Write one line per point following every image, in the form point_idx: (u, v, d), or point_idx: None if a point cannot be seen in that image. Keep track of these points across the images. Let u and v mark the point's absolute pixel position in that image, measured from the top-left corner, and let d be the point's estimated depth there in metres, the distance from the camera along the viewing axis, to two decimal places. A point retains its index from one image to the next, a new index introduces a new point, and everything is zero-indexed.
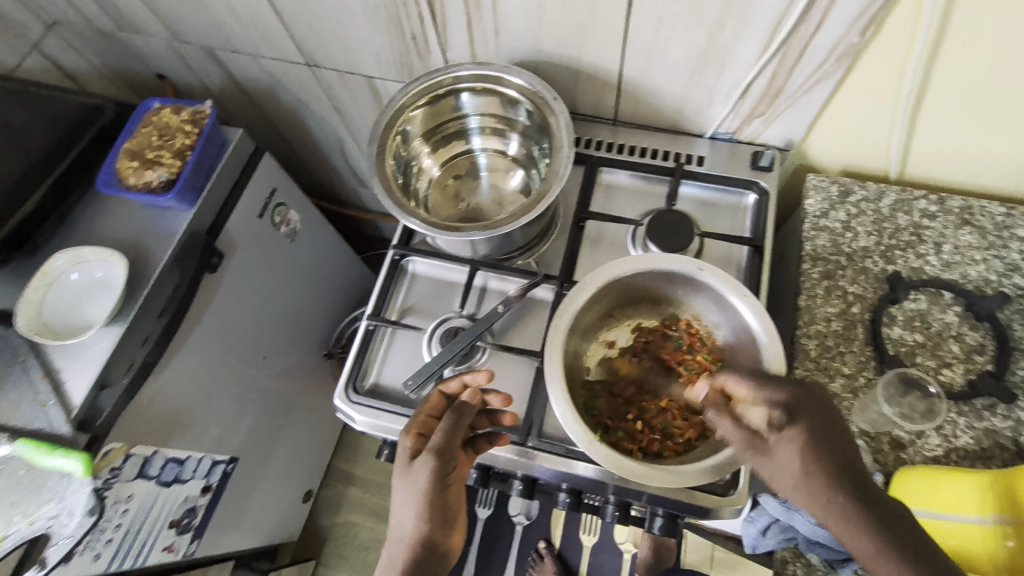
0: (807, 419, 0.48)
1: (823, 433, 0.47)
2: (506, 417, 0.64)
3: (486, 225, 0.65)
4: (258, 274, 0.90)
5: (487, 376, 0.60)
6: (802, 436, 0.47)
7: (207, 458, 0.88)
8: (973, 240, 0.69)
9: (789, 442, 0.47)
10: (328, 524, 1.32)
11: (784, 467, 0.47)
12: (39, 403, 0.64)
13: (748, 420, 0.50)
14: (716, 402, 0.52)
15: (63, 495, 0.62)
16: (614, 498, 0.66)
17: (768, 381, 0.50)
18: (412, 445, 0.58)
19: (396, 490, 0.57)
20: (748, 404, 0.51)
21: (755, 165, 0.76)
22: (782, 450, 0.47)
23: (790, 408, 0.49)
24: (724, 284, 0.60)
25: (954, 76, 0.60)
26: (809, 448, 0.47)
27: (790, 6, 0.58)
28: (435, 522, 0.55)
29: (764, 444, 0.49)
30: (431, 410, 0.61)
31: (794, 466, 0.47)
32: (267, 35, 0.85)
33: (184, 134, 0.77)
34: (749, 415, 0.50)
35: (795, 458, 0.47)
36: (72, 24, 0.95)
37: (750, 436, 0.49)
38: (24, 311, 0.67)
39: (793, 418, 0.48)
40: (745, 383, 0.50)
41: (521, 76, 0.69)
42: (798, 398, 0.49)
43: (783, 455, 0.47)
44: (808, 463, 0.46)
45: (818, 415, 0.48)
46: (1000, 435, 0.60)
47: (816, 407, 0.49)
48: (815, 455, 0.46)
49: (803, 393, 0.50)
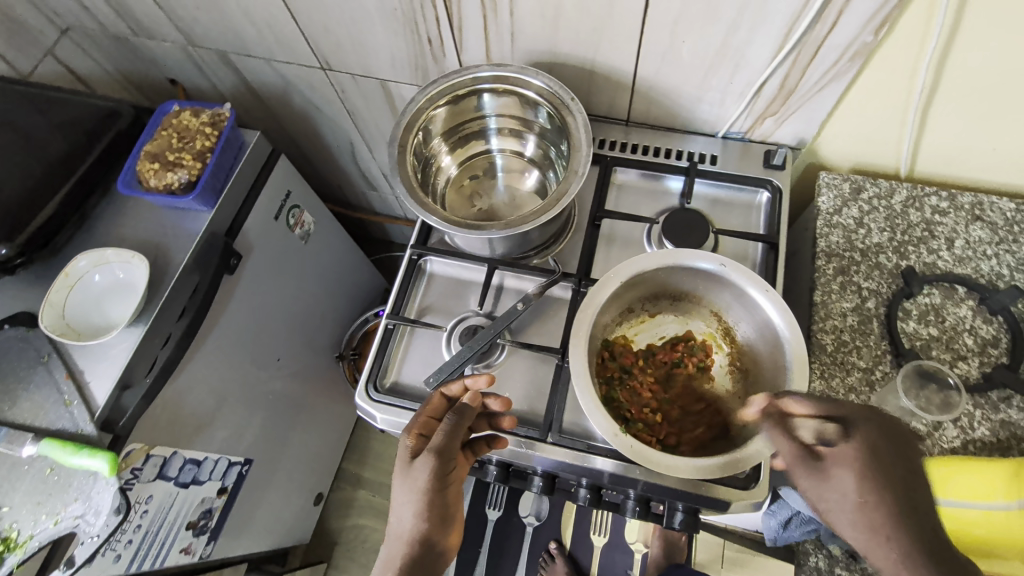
0: (871, 442, 0.45)
1: (888, 462, 0.44)
2: (506, 420, 0.63)
3: (507, 223, 0.66)
4: (273, 276, 0.91)
5: (488, 379, 0.60)
6: (863, 460, 0.44)
7: (222, 459, 0.89)
8: (984, 236, 0.70)
9: (846, 462, 0.44)
10: (338, 527, 1.32)
11: (840, 491, 0.44)
12: (63, 403, 0.64)
13: (804, 436, 0.47)
14: (771, 417, 0.48)
15: (89, 494, 0.63)
16: (634, 494, 0.67)
17: (834, 402, 0.48)
18: (412, 445, 0.59)
19: (397, 489, 0.58)
20: (808, 421, 0.48)
21: (767, 163, 0.78)
22: (837, 470, 0.44)
23: (852, 430, 0.46)
24: (746, 279, 0.61)
25: (964, 75, 0.62)
26: (873, 474, 0.43)
27: (805, 7, 0.59)
28: (433, 520, 0.56)
29: (817, 463, 0.45)
30: (432, 412, 0.61)
31: (850, 491, 0.43)
32: (282, 39, 0.86)
33: (204, 136, 0.77)
34: (804, 431, 0.48)
35: (853, 483, 0.43)
36: (86, 29, 0.96)
37: (804, 452, 0.46)
38: (47, 312, 0.67)
39: (855, 440, 0.45)
40: (807, 400, 0.48)
41: (539, 77, 0.70)
42: (863, 422, 0.46)
43: (838, 476, 0.44)
44: (866, 489, 0.43)
45: (888, 444, 0.45)
46: (1016, 426, 0.61)
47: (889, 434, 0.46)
48: (875, 482, 0.43)
49: (867, 416, 0.47)
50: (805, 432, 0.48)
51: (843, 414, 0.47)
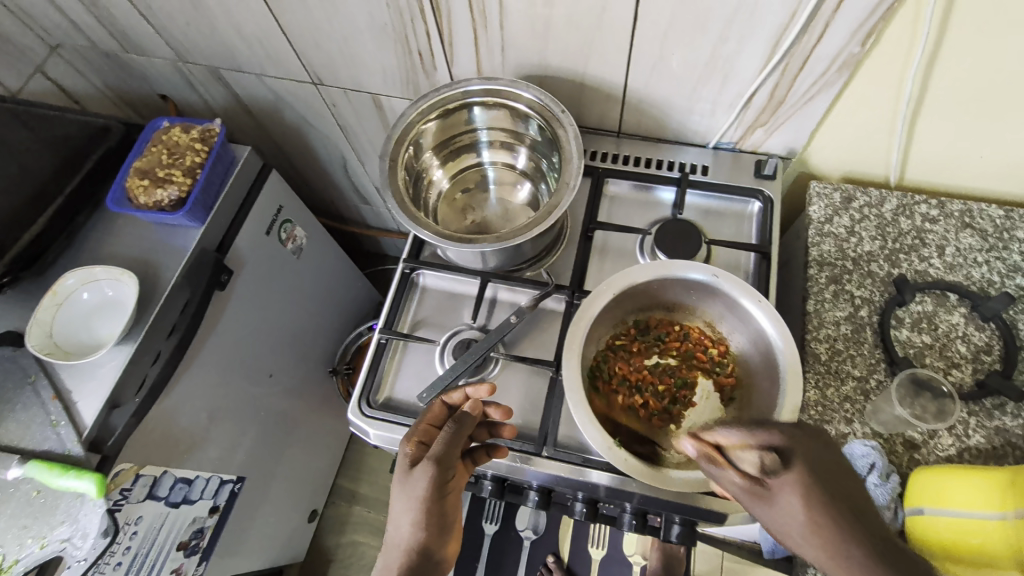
0: (804, 461, 0.44)
1: (826, 476, 0.43)
2: (506, 430, 0.64)
3: (499, 236, 0.66)
4: (265, 291, 0.90)
5: (489, 389, 0.60)
6: (804, 480, 0.43)
7: (214, 478, 0.87)
8: (975, 243, 0.71)
9: (788, 488, 0.43)
10: (333, 544, 1.30)
11: (788, 516, 0.43)
12: (50, 423, 0.63)
13: (746, 467, 0.47)
14: (709, 455, 0.48)
15: (76, 517, 0.62)
16: (630, 507, 0.66)
17: (758, 425, 0.47)
18: (412, 453, 0.58)
19: (395, 497, 0.56)
20: (742, 449, 0.47)
21: (758, 173, 0.78)
22: (783, 495, 0.43)
23: (786, 450, 0.45)
24: (739, 290, 0.61)
25: (950, 84, 0.62)
26: (815, 495, 0.42)
27: (792, 19, 0.60)
28: (431, 530, 0.54)
29: (765, 491, 0.45)
30: (433, 420, 0.61)
31: (798, 514, 0.42)
32: (273, 54, 0.86)
33: (194, 152, 0.77)
34: (742, 461, 0.47)
35: (800, 506, 0.42)
36: (76, 46, 0.96)
37: (750, 484, 0.46)
38: (35, 331, 0.66)
39: (791, 461, 0.44)
40: (734, 430, 0.48)
41: (529, 91, 0.71)
42: (792, 439, 0.45)
43: (786, 501, 0.43)
44: (812, 510, 0.42)
45: (818, 455, 0.45)
46: (1011, 433, 0.61)
47: (814, 445, 0.45)
48: (820, 502, 0.42)
49: (793, 432, 0.46)
50: (743, 459, 0.47)
51: (769, 436, 0.46)
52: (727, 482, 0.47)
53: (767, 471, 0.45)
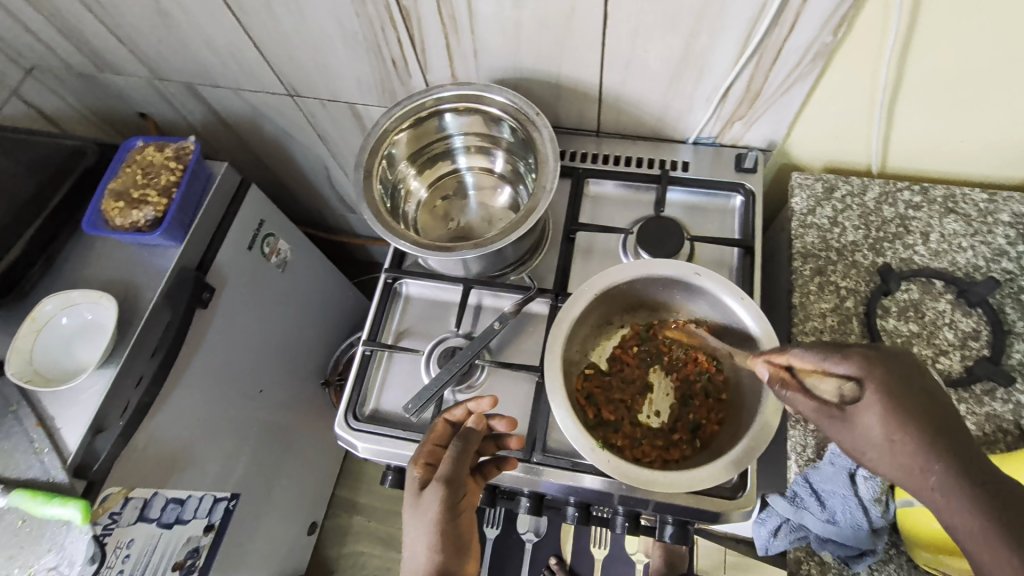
0: (889, 383, 0.40)
1: (914, 397, 0.39)
2: (512, 439, 0.61)
3: (477, 243, 0.65)
4: (252, 306, 0.90)
5: (491, 401, 0.58)
6: (885, 401, 0.39)
7: (208, 496, 0.87)
8: (959, 228, 0.70)
9: (867, 407, 0.40)
10: (334, 555, 1.30)
11: (865, 438, 0.40)
12: (34, 451, 0.63)
13: (817, 392, 0.44)
14: (782, 380, 0.47)
15: (62, 545, 0.63)
16: (623, 510, 0.65)
17: (840, 349, 0.44)
18: (420, 476, 0.56)
19: (406, 524, 0.54)
20: (819, 374, 0.44)
21: (739, 167, 0.77)
22: (861, 417, 0.40)
23: (865, 372, 0.41)
24: (721, 287, 0.61)
25: (926, 70, 0.62)
26: (897, 413, 0.39)
27: (763, 10, 0.59)
28: (449, 551, 0.51)
29: (836, 415, 0.42)
30: (437, 440, 0.59)
31: (877, 435, 0.39)
32: (247, 68, 0.86)
33: (169, 171, 0.77)
34: (818, 387, 0.44)
35: (878, 427, 0.39)
36: (51, 69, 0.96)
37: (821, 407, 0.43)
38: (15, 359, 0.67)
39: (863, 384, 0.41)
40: (811, 353, 0.45)
41: (502, 94, 0.70)
42: (871, 362, 0.41)
43: (862, 422, 0.40)
44: (893, 427, 0.39)
45: (897, 371, 0.41)
46: (1001, 419, 0.61)
47: (899, 363, 0.41)
48: (900, 416, 0.39)
49: (881, 356, 0.42)
50: (821, 385, 0.44)
51: (847, 358, 0.42)
52: (801, 407, 0.45)
53: (846, 397, 0.42)
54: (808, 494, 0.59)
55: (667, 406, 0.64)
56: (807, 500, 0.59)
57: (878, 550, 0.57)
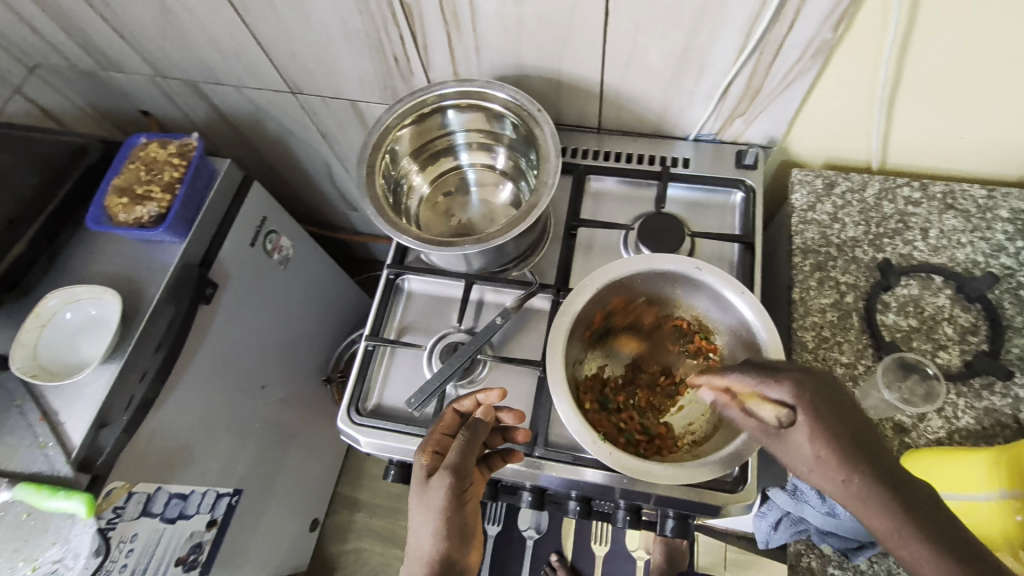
0: (814, 406, 0.43)
1: (839, 418, 0.42)
2: (520, 433, 0.62)
3: (479, 238, 0.65)
4: (254, 303, 0.90)
5: (500, 393, 0.59)
6: (812, 421, 0.42)
7: (211, 491, 0.87)
8: (958, 224, 0.71)
9: (799, 427, 0.43)
10: (336, 552, 1.30)
11: (798, 455, 0.43)
12: (39, 445, 0.64)
13: (758, 415, 0.47)
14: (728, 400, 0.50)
15: (67, 538, 0.64)
16: (624, 503, 0.66)
17: (773, 373, 0.47)
18: (427, 464, 0.56)
19: (413, 510, 0.54)
20: (759, 399, 0.48)
21: (739, 164, 0.78)
22: (794, 437, 0.43)
23: (798, 398, 0.44)
24: (722, 282, 0.61)
25: (925, 66, 0.62)
26: (824, 432, 0.42)
27: (763, 7, 0.60)
28: (454, 539, 0.52)
29: (774, 434, 0.46)
30: (446, 429, 0.60)
31: (806, 452, 0.42)
32: (249, 65, 0.86)
33: (173, 167, 0.77)
34: (759, 408, 0.47)
35: (808, 444, 0.42)
36: (54, 66, 0.96)
37: (762, 428, 0.46)
38: (19, 354, 0.67)
39: (793, 404, 0.44)
40: (747, 376, 0.49)
41: (504, 90, 0.70)
42: (802, 385, 0.45)
43: (794, 439, 0.43)
44: (819, 445, 0.42)
45: (825, 391, 0.44)
46: (1000, 413, 0.61)
47: (827, 388, 0.44)
48: (827, 435, 0.42)
49: (811, 379, 0.45)
50: (763, 407, 0.47)
51: (779, 385, 0.46)
52: (745, 426, 0.48)
53: (781, 418, 0.45)
54: (807, 486, 0.58)
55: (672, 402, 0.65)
56: (807, 493, 0.58)
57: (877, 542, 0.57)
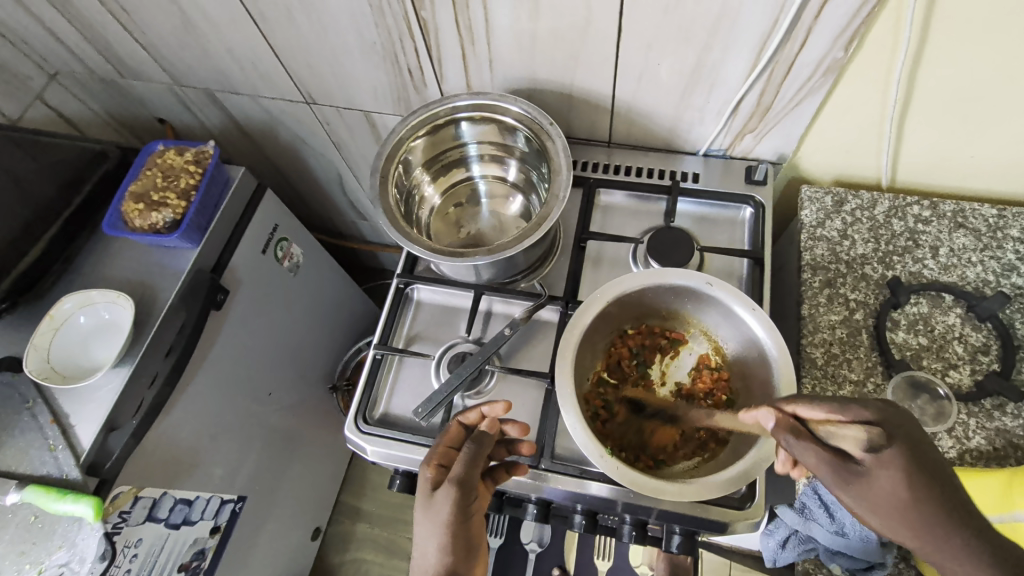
0: (907, 441, 0.42)
1: (925, 454, 0.42)
2: (525, 445, 0.62)
3: (490, 250, 0.66)
4: (263, 310, 0.90)
5: (504, 405, 0.60)
6: (907, 457, 0.41)
7: (215, 498, 0.87)
8: (969, 243, 0.71)
9: (891, 466, 0.41)
10: (336, 561, 1.29)
11: (884, 494, 0.41)
12: (48, 448, 0.64)
13: (836, 448, 0.44)
14: (794, 428, 0.46)
15: (74, 541, 0.64)
16: (630, 518, 0.65)
17: (850, 404, 0.45)
18: (433, 477, 0.56)
19: (418, 525, 0.54)
20: (837, 429, 0.45)
21: (749, 180, 0.78)
22: (881, 476, 0.41)
23: (888, 434, 0.43)
24: (732, 297, 0.61)
25: (936, 86, 0.62)
26: (920, 477, 0.41)
27: (775, 25, 0.60)
28: (459, 552, 0.52)
29: (854, 472, 0.42)
30: (451, 442, 0.60)
31: (898, 492, 0.41)
32: (266, 75, 0.87)
33: (188, 174, 0.78)
34: (838, 439, 0.44)
35: (902, 483, 0.41)
36: (74, 74, 0.98)
37: (838, 463, 0.43)
38: (32, 356, 0.68)
39: (891, 441, 0.42)
40: (824, 404, 0.46)
41: (517, 104, 0.71)
42: (894, 421, 0.43)
43: (882, 475, 0.41)
44: (917, 486, 0.40)
45: (906, 424, 0.44)
46: (1011, 434, 0.61)
47: (909, 424, 0.44)
48: (922, 475, 0.41)
49: (896, 413, 0.44)
50: (840, 439, 0.44)
51: (871, 417, 0.43)
52: (808, 460, 0.44)
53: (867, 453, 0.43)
54: (816, 505, 0.58)
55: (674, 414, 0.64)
56: (816, 512, 0.58)
57: (887, 562, 0.56)
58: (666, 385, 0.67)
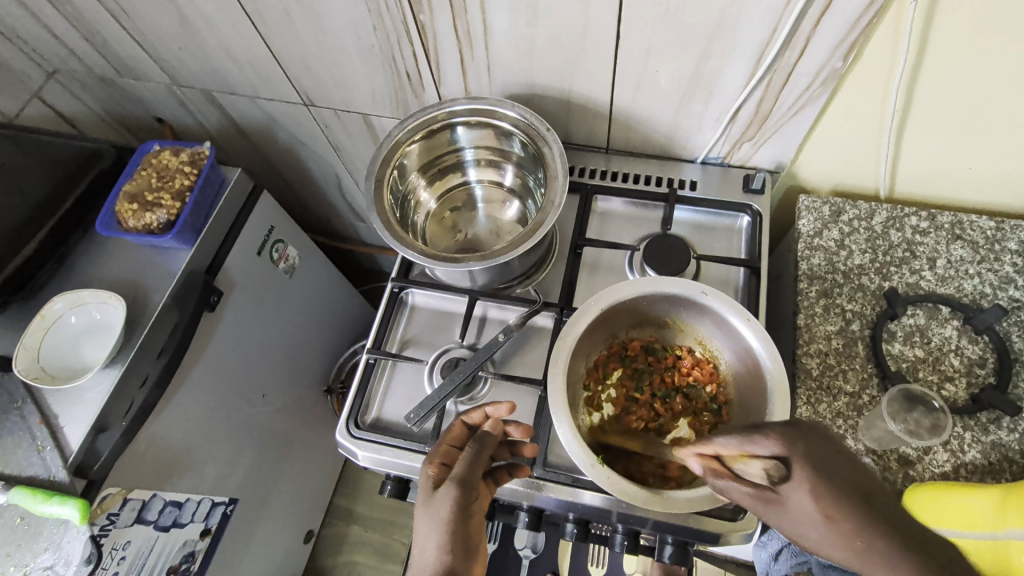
0: (807, 456, 0.44)
1: (830, 465, 0.43)
2: (528, 447, 0.61)
3: (484, 255, 0.65)
4: (257, 311, 0.90)
5: (508, 406, 0.60)
6: (807, 472, 0.43)
7: (206, 500, 0.87)
8: (966, 255, 0.70)
9: (798, 483, 0.43)
10: (329, 564, 1.29)
11: (800, 513, 0.42)
12: (36, 449, 0.64)
13: (752, 477, 0.46)
14: (714, 469, 0.47)
15: (59, 544, 0.63)
16: (622, 527, 0.64)
17: (757, 432, 0.47)
18: (434, 475, 0.56)
19: (418, 522, 0.53)
20: (746, 460, 0.47)
21: (747, 188, 0.78)
22: (793, 495, 0.43)
23: (786, 452, 0.45)
24: (727, 307, 0.61)
25: (934, 97, 0.62)
26: (826, 488, 0.42)
27: (773, 34, 0.60)
28: (457, 553, 0.51)
29: (771, 496, 0.44)
30: (453, 441, 0.59)
31: (809, 509, 0.42)
32: (264, 76, 0.87)
33: (183, 174, 0.78)
34: (751, 471, 0.46)
35: (808, 498, 0.42)
36: (72, 72, 0.98)
37: (755, 492, 0.45)
38: (21, 356, 0.67)
39: (789, 459, 0.44)
40: (733, 438, 0.48)
41: (514, 109, 0.71)
42: (790, 437, 0.45)
43: (797, 502, 0.42)
44: (822, 501, 0.41)
45: (814, 441, 0.45)
46: (1007, 448, 0.60)
47: (814, 442, 0.45)
48: (828, 491, 0.41)
49: (793, 430, 0.46)
50: (752, 469, 0.46)
51: (766, 440, 0.46)
52: (734, 493, 0.46)
53: (776, 477, 0.44)
54: None
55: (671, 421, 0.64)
56: None
57: None
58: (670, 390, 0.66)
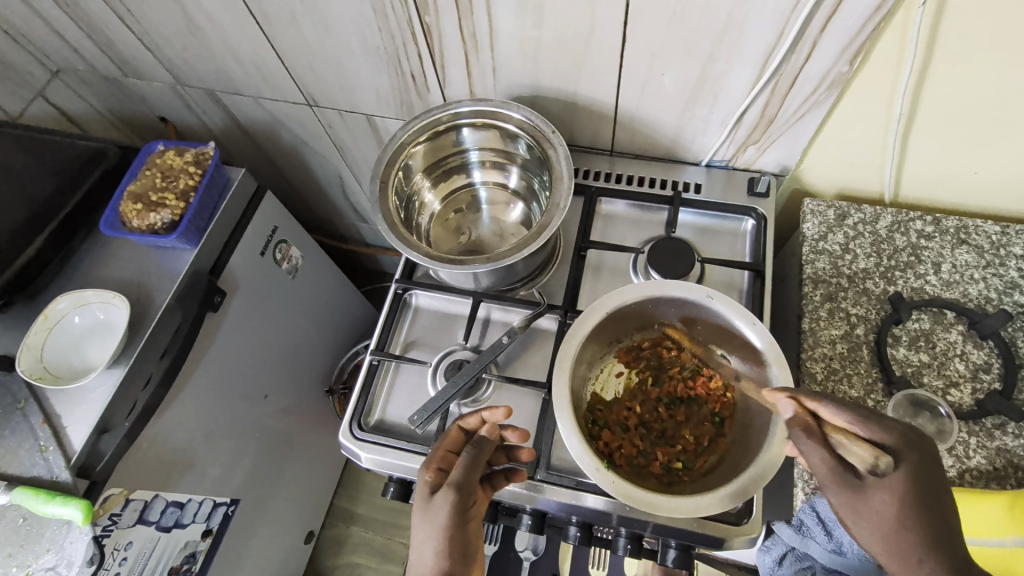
0: (912, 473, 0.45)
1: (928, 486, 0.44)
2: (524, 452, 0.62)
3: (488, 257, 0.65)
4: (260, 312, 0.90)
5: (504, 412, 0.57)
6: (904, 483, 0.44)
7: (208, 500, 0.87)
8: (971, 259, 0.70)
9: (887, 489, 0.45)
10: (329, 565, 1.28)
11: (875, 510, 0.45)
12: (39, 449, 0.64)
13: (841, 451, 0.47)
14: (806, 424, 0.48)
15: (62, 544, 0.63)
16: (626, 531, 0.64)
17: (875, 420, 0.47)
18: (431, 480, 0.56)
19: (416, 527, 0.53)
20: (848, 437, 0.47)
21: (751, 191, 0.78)
22: (877, 493, 0.45)
23: (896, 454, 0.45)
24: (733, 311, 0.61)
25: (940, 103, 0.62)
26: (912, 504, 0.44)
27: (779, 38, 0.60)
28: (455, 558, 0.51)
29: (852, 481, 0.46)
30: (450, 446, 0.59)
31: (887, 514, 0.44)
32: (268, 76, 0.87)
33: (187, 175, 0.78)
34: (847, 449, 0.47)
35: (892, 505, 0.44)
36: (76, 72, 0.98)
37: (839, 468, 0.46)
38: (24, 356, 0.67)
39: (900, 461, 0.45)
40: (847, 413, 0.48)
41: (519, 111, 0.71)
42: (908, 444, 0.46)
43: (876, 502, 0.45)
44: (906, 512, 0.44)
45: (930, 462, 0.45)
46: (1012, 454, 0.60)
47: (923, 458, 0.46)
48: (914, 508, 0.44)
49: (912, 439, 0.46)
50: (848, 446, 0.47)
51: (886, 434, 0.46)
52: (814, 455, 0.47)
53: (873, 468, 0.46)
54: (813, 522, 0.57)
55: (675, 422, 0.64)
56: (813, 530, 0.57)
57: None
58: (673, 390, 0.66)
